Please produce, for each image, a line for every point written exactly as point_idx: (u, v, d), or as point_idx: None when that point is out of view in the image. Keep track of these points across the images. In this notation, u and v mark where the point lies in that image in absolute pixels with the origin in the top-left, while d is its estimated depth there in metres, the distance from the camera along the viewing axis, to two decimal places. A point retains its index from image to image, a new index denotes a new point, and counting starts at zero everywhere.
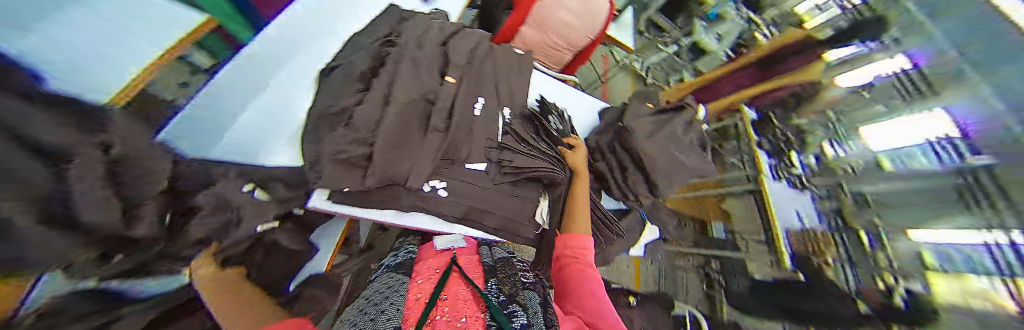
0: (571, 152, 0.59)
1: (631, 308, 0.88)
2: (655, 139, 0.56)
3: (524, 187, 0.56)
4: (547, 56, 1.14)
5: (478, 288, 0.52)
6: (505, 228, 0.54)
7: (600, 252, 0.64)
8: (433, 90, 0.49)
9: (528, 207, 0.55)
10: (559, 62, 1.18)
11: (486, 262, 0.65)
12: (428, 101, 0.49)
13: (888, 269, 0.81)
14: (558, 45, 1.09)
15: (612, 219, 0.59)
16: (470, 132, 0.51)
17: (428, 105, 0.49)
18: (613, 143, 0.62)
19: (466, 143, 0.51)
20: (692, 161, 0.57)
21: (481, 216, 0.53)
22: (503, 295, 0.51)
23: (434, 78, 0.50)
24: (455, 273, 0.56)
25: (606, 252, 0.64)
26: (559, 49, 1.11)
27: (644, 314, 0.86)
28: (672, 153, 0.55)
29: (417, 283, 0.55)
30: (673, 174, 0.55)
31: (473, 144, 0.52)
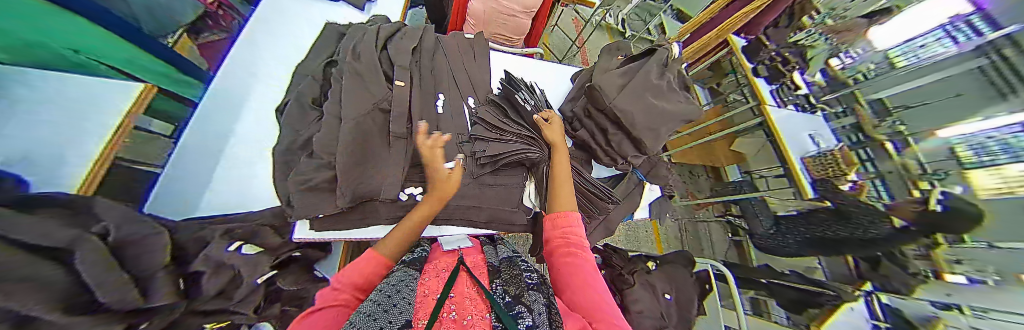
0: (547, 125, 0.55)
1: (650, 272, 0.85)
2: (627, 92, 0.52)
3: (506, 174, 0.54)
4: (501, 26, 0.91)
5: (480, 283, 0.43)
6: (496, 219, 0.52)
7: (603, 222, 0.61)
8: (385, 98, 0.48)
9: (513, 194, 0.53)
10: (518, 32, 0.95)
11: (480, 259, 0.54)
12: (383, 110, 0.48)
13: (922, 177, 0.76)
14: (511, 9, 0.86)
15: (606, 188, 0.56)
16: (437, 133, 0.52)
17: (385, 114, 0.48)
18: (586, 107, 0.59)
19: None
20: (673, 104, 0.53)
21: (467, 213, 0.51)
22: (507, 296, 0.40)
23: (383, 87, 0.49)
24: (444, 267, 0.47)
25: (610, 221, 0.61)
26: (514, 14, 0.87)
27: (664, 276, 0.85)
28: (650, 102, 0.51)
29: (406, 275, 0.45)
30: (656, 124, 0.51)
31: (443, 144, 0.52)
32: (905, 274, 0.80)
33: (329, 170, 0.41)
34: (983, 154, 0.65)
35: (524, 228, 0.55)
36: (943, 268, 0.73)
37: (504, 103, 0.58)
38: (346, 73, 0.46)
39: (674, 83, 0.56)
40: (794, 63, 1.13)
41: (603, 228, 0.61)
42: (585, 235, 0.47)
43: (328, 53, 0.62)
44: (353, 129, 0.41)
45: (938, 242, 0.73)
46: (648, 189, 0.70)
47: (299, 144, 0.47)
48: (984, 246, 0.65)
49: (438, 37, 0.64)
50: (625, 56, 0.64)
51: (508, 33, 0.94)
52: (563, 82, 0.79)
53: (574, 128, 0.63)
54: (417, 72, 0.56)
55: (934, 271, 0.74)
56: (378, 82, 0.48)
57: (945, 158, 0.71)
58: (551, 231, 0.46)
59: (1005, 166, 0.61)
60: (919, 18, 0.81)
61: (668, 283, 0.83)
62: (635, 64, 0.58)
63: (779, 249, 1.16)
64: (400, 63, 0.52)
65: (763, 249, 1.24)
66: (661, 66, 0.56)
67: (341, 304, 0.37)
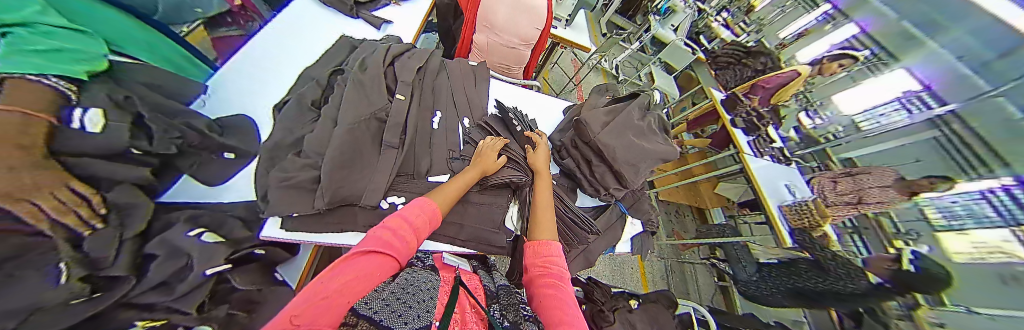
0: (531, 150, 0.60)
1: (631, 310, 0.83)
2: (610, 128, 0.57)
3: (489, 194, 0.55)
4: (502, 58, 0.99)
5: (476, 308, 0.41)
6: (475, 239, 0.51)
7: (583, 252, 0.61)
8: (383, 109, 0.51)
9: (494, 214, 0.54)
10: (518, 61, 1.02)
11: (475, 284, 0.52)
12: (380, 119, 0.50)
13: (899, 236, 1.01)
14: (511, 42, 0.94)
15: (586, 217, 0.58)
16: (427, 147, 0.54)
17: (380, 124, 0.50)
18: (574, 138, 0.63)
19: (425, 156, 0.53)
20: (653, 144, 0.57)
21: (446, 229, 0.50)
22: (506, 320, 0.42)
23: (384, 98, 0.53)
24: (436, 284, 0.45)
25: (589, 252, 0.61)
26: (513, 47, 0.95)
27: (646, 315, 0.83)
28: (630, 140, 0.56)
29: (399, 282, 0.43)
30: (636, 160, 0.55)
31: (432, 157, 0.54)
32: None
33: (314, 170, 0.41)
34: (950, 218, 0.92)
35: (503, 251, 0.54)
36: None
37: (496, 127, 0.62)
38: (350, 84, 0.50)
39: (655, 125, 0.61)
40: (766, 118, 1.42)
41: (581, 259, 0.61)
42: (566, 263, 0.44)
43: (337, 62, 0.66)
44: (344, 135, 0.43)
45: (920, 302, 0.91)
46: (630, 223, 0.71)
47: (289, 143, 0.47)
48: (964, 310, 0.83)
49: (444, 62, 0.70)
50: (613, 97, 0.71)
51: (508, 63, 1.01)
52: (556, 114, 0.84)
53: (562, 155, 0.66)
54: (418, 89, 0.59)
55: None
56: (379, 94, 0.52)
57: (916, 219, 0.98)
58: (531, 258, 0.44)
59: (973, 232, 0.87)
60: (885, 95, 1.17)
61: (649, 324, 0.80)
62: (620, 104, 0.64)
63: (763, 297, 1.25)
64: (403, 79, 0.57)
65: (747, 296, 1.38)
66: (642, 109, 0.62)
67: (388, 249, 0.33)
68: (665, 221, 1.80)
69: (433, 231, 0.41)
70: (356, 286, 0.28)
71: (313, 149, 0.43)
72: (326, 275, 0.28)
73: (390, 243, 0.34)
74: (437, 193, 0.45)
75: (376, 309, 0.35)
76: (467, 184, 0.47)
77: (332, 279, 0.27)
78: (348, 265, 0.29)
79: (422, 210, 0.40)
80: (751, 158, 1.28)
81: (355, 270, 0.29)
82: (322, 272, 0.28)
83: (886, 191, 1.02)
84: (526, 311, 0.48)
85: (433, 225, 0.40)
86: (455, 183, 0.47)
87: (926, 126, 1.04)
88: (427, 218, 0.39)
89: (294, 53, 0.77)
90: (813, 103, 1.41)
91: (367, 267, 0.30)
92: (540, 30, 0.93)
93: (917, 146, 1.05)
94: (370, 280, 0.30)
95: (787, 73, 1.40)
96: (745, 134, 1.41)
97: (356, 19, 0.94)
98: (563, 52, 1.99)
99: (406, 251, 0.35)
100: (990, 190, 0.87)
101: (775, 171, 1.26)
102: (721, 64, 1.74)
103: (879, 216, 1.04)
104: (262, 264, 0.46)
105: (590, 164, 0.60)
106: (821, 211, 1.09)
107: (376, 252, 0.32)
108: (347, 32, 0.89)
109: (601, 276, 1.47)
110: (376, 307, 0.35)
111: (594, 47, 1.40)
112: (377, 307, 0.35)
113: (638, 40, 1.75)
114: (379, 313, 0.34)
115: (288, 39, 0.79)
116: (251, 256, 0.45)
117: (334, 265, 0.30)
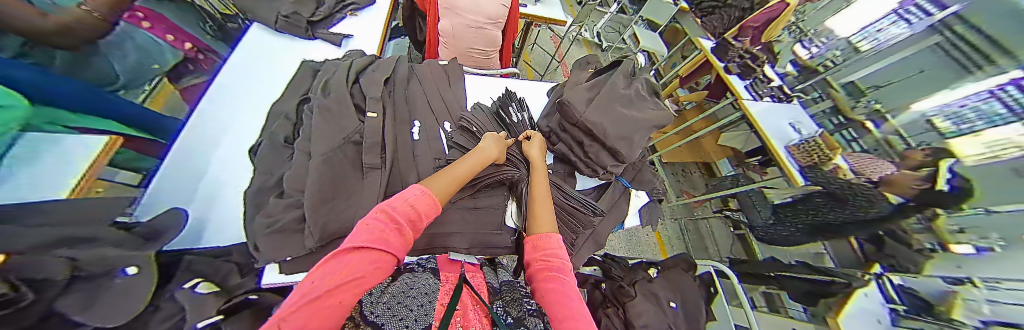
0: (527, 142, 0.58)
1: (651, 280, 0.82)
2: (595, 103, 0.54)
3: (483, 195, 0.53)
4: (473, 41, 0.91)
5: (473, 308, 0.37)
6: (477, 244, 0.50)
7: (592, 236, 0.60)
8: (357, 131, 0.49)
9: (494, 215, 0.52)
10: (491, 44, 0.95)
11: (483, 279, 0.48)
12: (355, 142, 0.48)
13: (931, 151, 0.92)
14: (477, 22, 0.86)
15: (588, 200, 0.57)
16: (412, 160, 0.52)
17: (357, 146, 0.48)
18: (561, 122, 0.61)
19: (411, 170, 0.51)
20: (644, 112, 0.54)
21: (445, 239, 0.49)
22: (510, 317, 0.38)
23: (355, 119, 0.51)
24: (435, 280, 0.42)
25: (598, 234, 0.60)
26: (481, 27, 0.87)
27: (666, 283, 0.82)
28: (618, 113, 0.53)
29: (399, 282, 0.40)
30: (628, 133, 0.52)
31: (419, 169, 0.51)
32: (911, 250, 0.92)
33: (297, 209, 0.40)
34: (961, 124, 0.87)
35: (506, 250, 0.53)
36: (948, 239, 0.85)
37: (479, 123, 0.59)
38: (317, 111, 0.48)
39: (642, 91, 0.58)
40: (760, 59, 1.39)
41: (592, 242, 0.59)
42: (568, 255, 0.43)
43: (303, 91, 0.63)
44: (321, 166, 0.42)
45: (938, 214, 0.89)
46: (635, 195, 0.69)
47: (271, 183, 0.46)
48: (983, 212, 0.79)
49: (413, 67, 0.67)
50: (595, 69, 0.67)
51: (481, 47, 0.95)
52: (541, 97, 0.81)
53: (552, 142, 0.64)
54: (390, 102, 0.57)
55: (941, 243, 0.87)
56: (349, 117, 0.50)
57: (925, 131, 0.95)
58: (531, 252, 0.42)
59: (984, 132, 0.82)
60: (877, 8, 1.12)
61: (672, 291, 0.80)
62: (603, 76, 0.61)
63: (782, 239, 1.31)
64: (373, 95, 0.54)
65: (765, 241, 1.39)
66: (628, 77, 0.60)
67: (380, 245, 0.31)
68: (672, 182, 1.80)
69: (424, 224, 0.37)
70: (348, 285, 0.26)
71: (292, 187, 0.41)
72: (313, 278, 0.26)
73: (384, 239, 0.32)
74: (433, 180, 0.42)
75: (380, 312, 0.33)
76: (471, 166, 0.46)
77: (322, 279, 0.26)
78: (339, 262, 0.28)
79: (418, 204, 0.37)
80: (750, 103, 1.29)
81: (344, 269, 0.27)
82: (312, 272, 0.27)
83: (871, 160, 1.04)
84: (530, 305, 0.43)
85: (423, 220, 0.37)
86: (452, 172, 0.44)
87: (926, 32, 0.98)
88: (420, 211, 0.37)
89: (257, 88, 0.75)
90: (807, 33, 1.33)
91: (358, 266, 0.28)
92: (506, 6, 0.86)
93: (918, 57, 0.99)
94: (364, 280, 0.28)
95: (775, 6, 1.30)
96: (739, 79, 1.42)
97: (313, 40, 0.89)
98: (539, 31, 1.90)
99: (401, 246, 0.33)
100: (998, 88, 0.81)
101: (776, 111, 1.29)
102: (706, 10, 1.63)
103: (885, 133, 1.05)
104: (255, 310, 0.41)
105: (586, 143, 0.57)
106: (830, 145, 1.12)
107: (365, 251, 0.30)
108: (308, 56, 0.86)
109: (616, 249, 1.48)
110: (381, 309, 0.34)
111: (567, 17, 1.32)
112: (380, 309, 0.34)
113: (615, 3, 1.65)
114: (381, 315, 0.33)
115: (246, 75, 0.76)
116: (245, 302, 0.41)
117: (323, 263, 0.28)
